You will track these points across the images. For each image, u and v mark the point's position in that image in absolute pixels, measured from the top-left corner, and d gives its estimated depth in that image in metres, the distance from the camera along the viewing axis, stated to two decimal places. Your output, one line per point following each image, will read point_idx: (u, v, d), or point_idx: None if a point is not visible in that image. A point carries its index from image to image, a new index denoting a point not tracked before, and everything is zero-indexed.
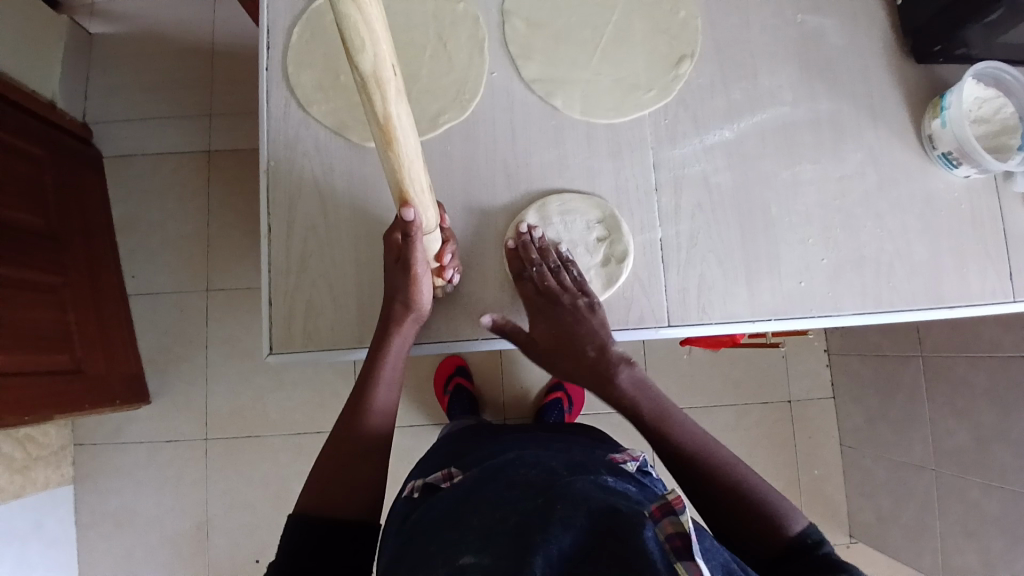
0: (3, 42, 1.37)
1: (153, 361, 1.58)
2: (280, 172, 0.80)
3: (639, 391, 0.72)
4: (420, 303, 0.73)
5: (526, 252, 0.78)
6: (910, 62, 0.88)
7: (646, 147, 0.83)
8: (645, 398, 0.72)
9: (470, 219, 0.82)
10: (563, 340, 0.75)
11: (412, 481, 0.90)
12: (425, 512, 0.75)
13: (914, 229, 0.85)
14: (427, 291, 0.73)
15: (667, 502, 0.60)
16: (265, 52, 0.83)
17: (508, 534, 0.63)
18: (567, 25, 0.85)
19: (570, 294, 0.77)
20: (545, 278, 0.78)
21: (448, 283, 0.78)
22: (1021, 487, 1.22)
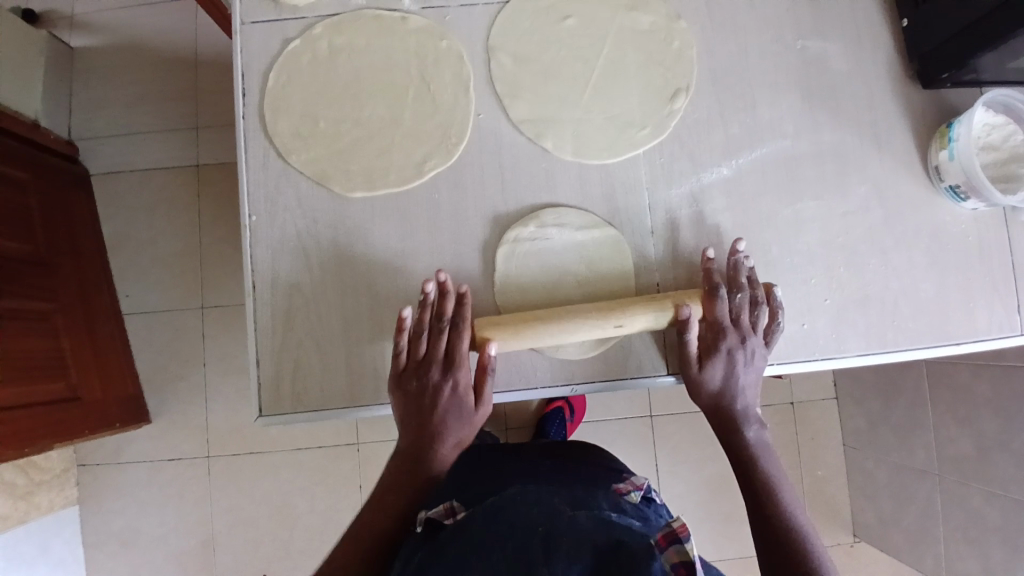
0: None
1: (150, 380, 1.56)
2: (263, 227, 0.77)
3: (761, 450, 0.75)
4: (448, 421, 0.72)
5: (732, 271, 0.75)
6: (916, 86, 0.85)
7: (641, 187, 0.80)
8: (766, 461, 0.74)
9: (456, 270, 0.78)
10: (734, 382, 0.74)
11: None
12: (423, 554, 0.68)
13: (920, 264, 0.83)
14: (450, 407, 0.72)
15: (670, 529, 0.68)
16: (241, 98, 0.79)
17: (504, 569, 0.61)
18: (555, 59, 0.81)
19: (749, 336, 0.74)
20: (736, 308, 0.74)
21: (462, 396, 0.72)
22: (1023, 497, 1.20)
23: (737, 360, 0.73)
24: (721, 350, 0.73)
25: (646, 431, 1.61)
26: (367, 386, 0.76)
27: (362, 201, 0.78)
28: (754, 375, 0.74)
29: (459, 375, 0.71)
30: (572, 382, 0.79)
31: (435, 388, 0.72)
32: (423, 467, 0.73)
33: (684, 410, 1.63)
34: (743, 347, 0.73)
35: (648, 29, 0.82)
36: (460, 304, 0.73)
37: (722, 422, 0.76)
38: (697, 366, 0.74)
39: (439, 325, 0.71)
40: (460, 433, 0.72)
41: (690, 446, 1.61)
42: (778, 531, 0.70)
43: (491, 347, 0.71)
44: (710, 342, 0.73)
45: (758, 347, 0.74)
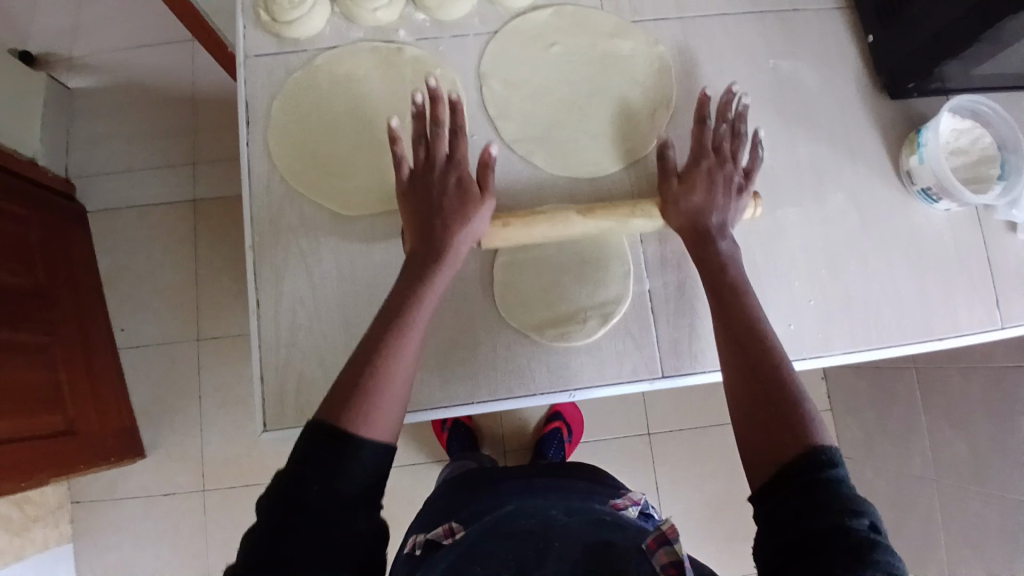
0: None
1: (147, 413, 1.56)
2: (266, 247, 0.80)
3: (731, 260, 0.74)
4: (444, 222, 0.72)
5: (724, 108, 0.81)
6: (885, 100, 0.90)
7: (629, 200, 0.84)
8: (734, 269, 0.72)
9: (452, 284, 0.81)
10: (716, 196, 0.76)
11: (412, 537, 0.85)
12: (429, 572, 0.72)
13: (899, 266, 0.87)
14: (451, 204, 0.73)
15: (660, 532, 0.68)
16: (245, 126, 0.83)
17: None
18: (544, 83, 0.86)
19: (733, 164, 0.79)
20: (720, 138, 0.80)
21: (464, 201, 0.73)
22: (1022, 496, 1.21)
23: (718, 180, 0.77)
24: (703, 165, 0.77)
25: (644, 449, 1.62)
26: None
27: (362, 220, 0.82)
28: (735, 202, 0.77)
29: (466, 174, 0.75)
30: (570, 388, 0.81)
31: (441, 177, 0.74)
32: (420, 271, 0.70)
33: (681, 426, 1.64)
34: (724, 168, 0.78)
35: (629, 53, 0.87)
36: (458, 109, 0.76)
37: (697, 240, 0.75)
38: (678, 184, 0.77)
39: (440, 126, 0.75)
40: (458, 229, 0.73)
41: (689, 461, 1.62)
42: (756, 342, 0.65)
43: (491, 148, 0.75)
44: (693, 162, 0.78)
45: (737, 174, 0.78)
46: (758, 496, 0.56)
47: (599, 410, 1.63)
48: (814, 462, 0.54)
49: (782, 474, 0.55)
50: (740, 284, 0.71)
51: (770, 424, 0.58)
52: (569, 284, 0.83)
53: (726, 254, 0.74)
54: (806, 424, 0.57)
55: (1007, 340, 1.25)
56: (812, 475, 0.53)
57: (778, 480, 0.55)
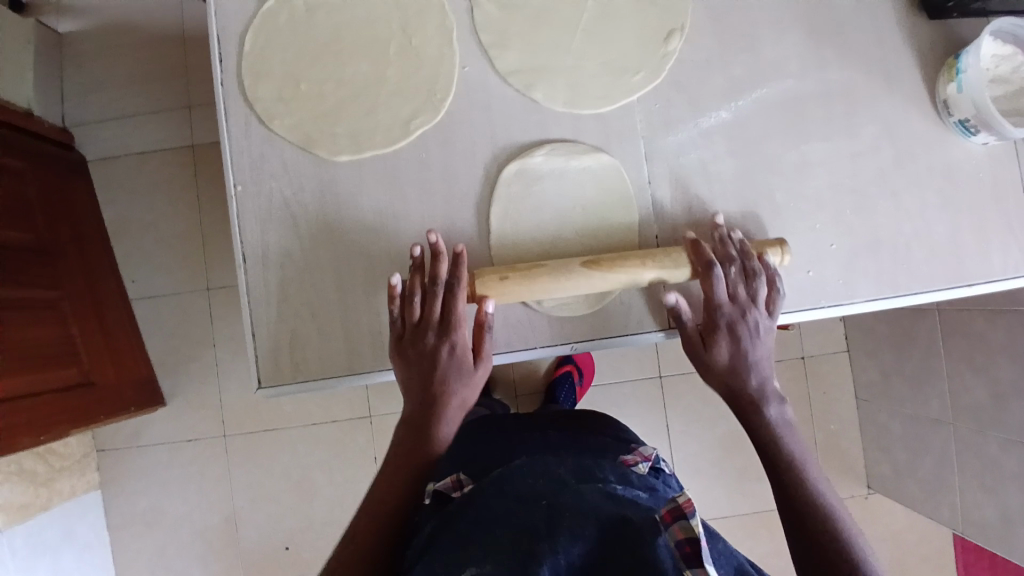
0: None
1: (164, 364, 1.57)
2: (249, 196, 0.75)
3: (783, 430, 0.70)
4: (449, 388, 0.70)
5: (723, 248, 0.72)
6: (928, 13, 0.80)
7: (638, 137, 0.77)
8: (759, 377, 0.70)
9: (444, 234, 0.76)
10: (743, 356, 0.70)
11: None
12: (435, 529, 0.70)
13: (932, 205, 0.79)
14: (450, 368, 0.70)
15: (676, 505, 0.63)
16: (219, 62, 0.76)
17: (509, 545, 0.62)
18: (543, 4, 0.77)
19: (751, 311, 0.70)
20: (730, 285, 0.70)
21: (458, 356, 0.70)
22: None
23: (740, 332, 0.70)
24: (721, 326, 0.70)
25: (657, 394, 1.60)
26: (366, 353, 0.75)
27: (349, 164, 0.76)
28: (762, 347, 0.70)
29: (461, 340, 0.70)
30: (572, 341, 0.76)
31: (430, 351, 0.70)
32: (422, 435, 0.70)
33: (696, 370, 1.61)
34: (746, 319, 0.70)
35: None
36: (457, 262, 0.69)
37: (734, 403, 0.72)
38: (701, 341, 0.71)
39: (437, 286, 0.69)
40: (451, 374, 0.70)
41: (704, 405, 1.61)
42: (809, 510, 0.65)
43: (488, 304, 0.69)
44: (707, 316, 0.71)
45: (761, 320, 0.71)
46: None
47: (612, 355, 1.61)
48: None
49: None
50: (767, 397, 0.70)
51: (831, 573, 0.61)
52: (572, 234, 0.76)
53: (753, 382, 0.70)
54: (851, 551, 0.61)
55: None
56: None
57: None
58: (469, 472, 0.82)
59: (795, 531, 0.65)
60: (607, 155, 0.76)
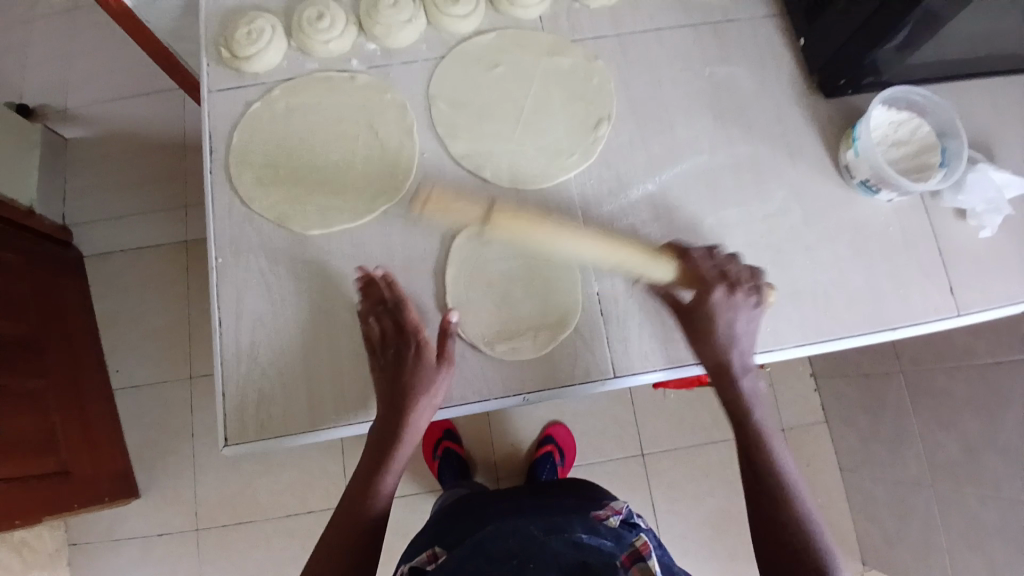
0: None
1: (141, 456, 1.56)
2: (227, 269, 0.84)
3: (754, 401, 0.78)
4: (419, 391, 0.75)
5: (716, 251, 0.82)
6: (820, 98, 0.94)
7: (574, 208, 0.87)
8: (757, 409, 0.78)
9: None
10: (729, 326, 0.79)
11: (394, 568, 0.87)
12: None
13: (846, 258, 0.89)
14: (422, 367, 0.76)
15: (634, 549, 0.75)
16: (208, 155, 0.88)
17: None
18: (489, 102, 0.90)
19: (739, 286, 0.80)
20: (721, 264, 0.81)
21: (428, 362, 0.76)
22: (1014, 493, 1.19)
23: (732, 309, 0.79)
24: (715, 298, 0.78)
25: (639, 470, 1.60)
26: (327, 409, 0.80)
27: (319, 237, 0.85)
28: (751, 329, 0.79)
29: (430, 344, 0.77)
30: (524, 392, 0.82)
31: (401, 353, 0.77)
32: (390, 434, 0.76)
33: (676, 444, 1.62)
34: (738, 297, 0.79)
35: (570, 69, 0.92)
36: (390, 284, 0.79)
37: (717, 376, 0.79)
38: (693, 310, 0.79)
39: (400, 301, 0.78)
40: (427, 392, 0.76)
41: (686, 480, 1.60)
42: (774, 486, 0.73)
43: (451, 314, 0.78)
44: (703, 290, 0.79)
45: (749, 299, 0.80)
46: None
47: (591, 432, 1.62)
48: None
49: None
50: (764, 430, 0.77)
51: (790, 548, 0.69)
52: (519, 294, 0.84)
53: (747, 395, 0.78)
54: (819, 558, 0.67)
55: (988, 335, 1.25)
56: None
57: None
58: (442, 542, 0.86)
59: (766, 512, 0.72)
60: (547, 223, 0.86)
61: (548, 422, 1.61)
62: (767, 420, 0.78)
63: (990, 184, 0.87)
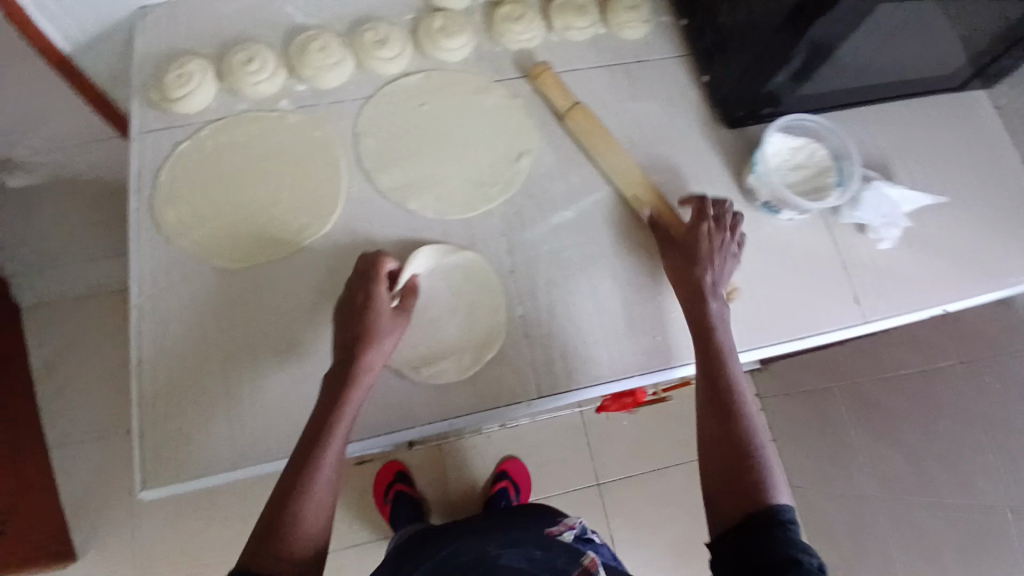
0: None
1: (77, 513, 1.46)
2: (150, 307, 0.83)
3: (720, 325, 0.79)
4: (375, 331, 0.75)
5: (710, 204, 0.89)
6: (725, 128, 1.01)
7: (499, 236, 0.91)
8: (724, 331, 0.78)
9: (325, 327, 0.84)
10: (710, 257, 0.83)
11: None
12: None
13: (753, 274, 0.94)
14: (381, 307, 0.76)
15: (583, 566, 0.77)
16: (134, 194, 0.89)
17: None
18: (415, 138, 0.94)
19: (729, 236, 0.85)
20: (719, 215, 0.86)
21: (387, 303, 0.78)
22: (954, 497, 1.19)
23: (716, 249, 0.83)
24: (705, 233, 0.84)
25: (596, 500, 1.59)
26: (251, 444, 0.79)
27: (245, 271, 0.86)
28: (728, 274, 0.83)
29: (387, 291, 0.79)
30: (451, 416, 0.83)
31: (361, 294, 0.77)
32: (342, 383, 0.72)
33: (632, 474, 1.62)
34: (721, 237, 0.85)
35: (491, 107, 0.97)
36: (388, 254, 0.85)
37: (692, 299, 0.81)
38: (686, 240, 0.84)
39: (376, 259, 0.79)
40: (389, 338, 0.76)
41: (644, 510, 1.59)
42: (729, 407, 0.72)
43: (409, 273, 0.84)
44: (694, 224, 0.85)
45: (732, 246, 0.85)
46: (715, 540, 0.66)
47: (547, 465, 1.61)
48: (772, 540, 0.61)
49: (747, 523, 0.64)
50: (724, 348, 0.77)
51: (738, 471, 0.68)
52: (446, 321, 0.86)
53: (714, 315, 0.79)
54: (766, 487, 0.66)
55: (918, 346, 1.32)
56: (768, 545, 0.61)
57: (738, 540, 0.63)
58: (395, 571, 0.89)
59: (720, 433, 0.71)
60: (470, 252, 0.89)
61: (504, 457, 1.60)
62: (730, 340, 0.79)
63: (886, 202, 0.95)
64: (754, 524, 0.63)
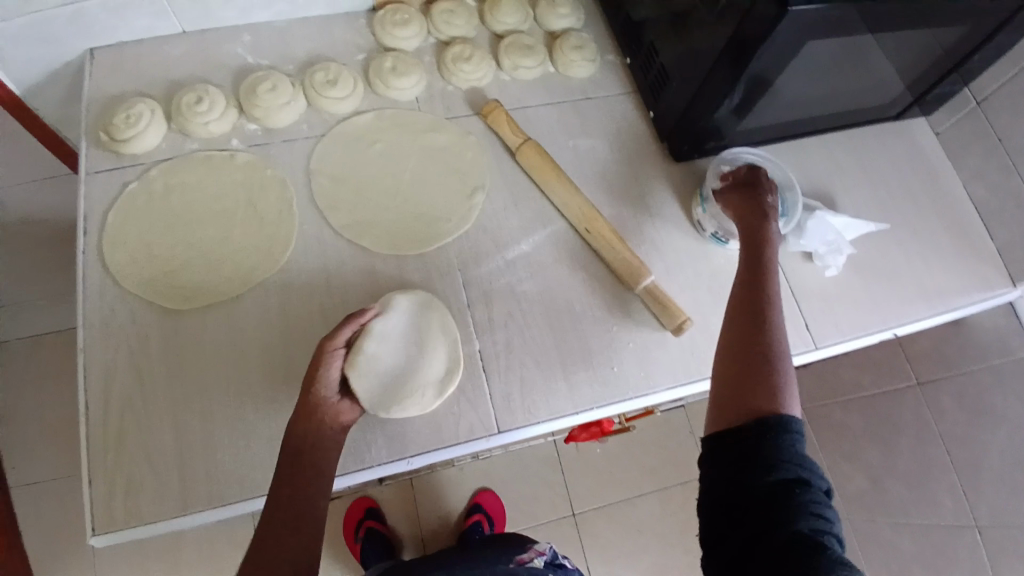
0: None
1: (38, 564, 1.38)
2: (96, 350, 0.82)
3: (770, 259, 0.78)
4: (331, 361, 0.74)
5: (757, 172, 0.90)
6: (674, 162, 1.04)
7: (454, 270, 0.92)
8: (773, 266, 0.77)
9: (276, 368, 0.83)
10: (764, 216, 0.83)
11: None
12: None
13: (707, 302, 0.95)
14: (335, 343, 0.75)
15: None
16: (81, 237, 0.87)
17: None
18: (368, 175, 0.95)
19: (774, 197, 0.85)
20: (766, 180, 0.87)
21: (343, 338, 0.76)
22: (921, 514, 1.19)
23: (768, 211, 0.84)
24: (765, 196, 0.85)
25: (570, 529, 1.57)
26: (202, 489, 0.77)
27: (194, 311, 0.85)
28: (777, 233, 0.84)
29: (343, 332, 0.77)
30: (406, 455, 0.82)
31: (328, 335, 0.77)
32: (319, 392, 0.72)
33: (605, 501, 1.61)
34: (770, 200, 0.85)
35: (444, 144, 0.98)
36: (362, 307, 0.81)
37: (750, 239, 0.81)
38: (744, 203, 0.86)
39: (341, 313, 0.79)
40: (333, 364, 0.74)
41: (620, 537, 1.58)
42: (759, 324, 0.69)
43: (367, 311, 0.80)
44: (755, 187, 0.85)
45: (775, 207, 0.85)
46: (716, 443, 0.61)
47: (519, 496, 1.59)
48: (769, 449, 0.57)
49: (755, 424, 0.59)
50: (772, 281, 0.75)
51: (754, 378, 0.64)
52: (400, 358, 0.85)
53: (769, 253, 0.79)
54: (783, 397, 0.61)
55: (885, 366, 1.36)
56: (761, 454, 0.57)
57: (736, 439, 0.59)
58: None
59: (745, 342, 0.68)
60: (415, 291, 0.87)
61: (476, 491, 1.57)
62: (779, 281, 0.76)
63: (829, 229, 0.98)
64: (749, 427, 0.59)
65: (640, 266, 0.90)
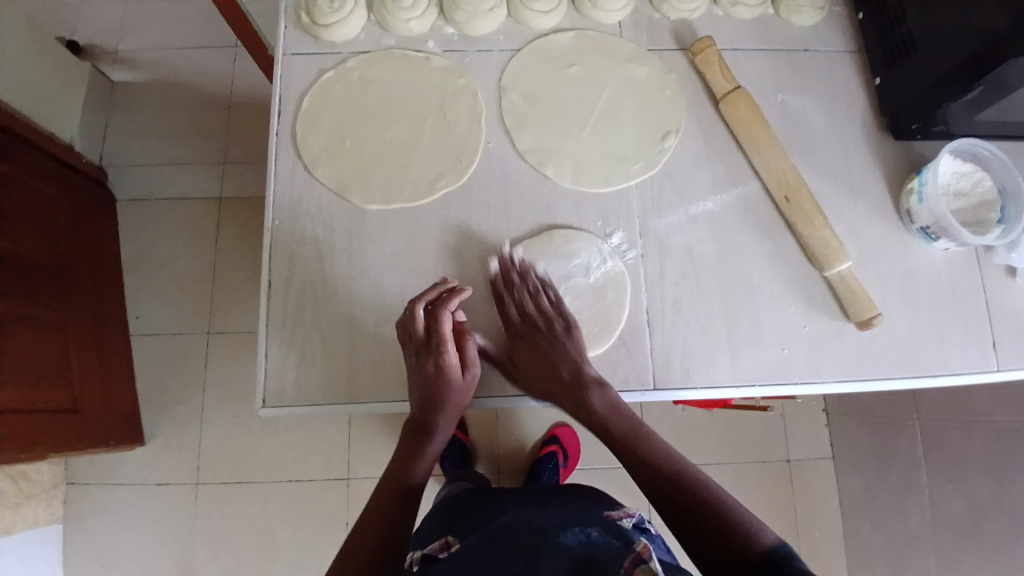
0: (25, 83, 1.38)
1: (149, 402, 1.54)
2: (283, 232, 0.84)
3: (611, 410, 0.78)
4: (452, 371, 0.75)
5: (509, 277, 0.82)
6: (890, 139, 0.93)
7: (633, 216, 0.87)
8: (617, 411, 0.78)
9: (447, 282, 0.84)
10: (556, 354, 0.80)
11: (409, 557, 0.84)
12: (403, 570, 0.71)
13: (895, 302, 0.88)
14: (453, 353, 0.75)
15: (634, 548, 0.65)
16: (277, 117, 0.88)
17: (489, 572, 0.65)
18: (561, 100, 0.90)
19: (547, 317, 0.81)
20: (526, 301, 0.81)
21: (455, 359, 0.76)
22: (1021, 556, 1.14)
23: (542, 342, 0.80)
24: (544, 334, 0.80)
25: None
26: (367, 384, 0.80)
27: (378, 211, 0.85)
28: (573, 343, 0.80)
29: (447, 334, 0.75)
30: None
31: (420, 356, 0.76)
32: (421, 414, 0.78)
33: None
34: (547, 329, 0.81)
35: (645, 79, 0.92)
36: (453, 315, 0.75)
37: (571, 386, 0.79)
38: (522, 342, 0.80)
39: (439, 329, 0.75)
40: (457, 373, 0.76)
41: None
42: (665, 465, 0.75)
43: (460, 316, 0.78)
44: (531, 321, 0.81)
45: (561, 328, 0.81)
46: None
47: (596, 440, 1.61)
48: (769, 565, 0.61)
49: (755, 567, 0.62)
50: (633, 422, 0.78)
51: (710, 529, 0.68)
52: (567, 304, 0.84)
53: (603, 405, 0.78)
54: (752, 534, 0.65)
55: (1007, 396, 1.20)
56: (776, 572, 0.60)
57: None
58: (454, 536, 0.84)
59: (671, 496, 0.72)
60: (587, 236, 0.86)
61: (553, 423, 1.59)
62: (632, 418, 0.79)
63: None
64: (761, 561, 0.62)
65: (839, 249, 0.84)
